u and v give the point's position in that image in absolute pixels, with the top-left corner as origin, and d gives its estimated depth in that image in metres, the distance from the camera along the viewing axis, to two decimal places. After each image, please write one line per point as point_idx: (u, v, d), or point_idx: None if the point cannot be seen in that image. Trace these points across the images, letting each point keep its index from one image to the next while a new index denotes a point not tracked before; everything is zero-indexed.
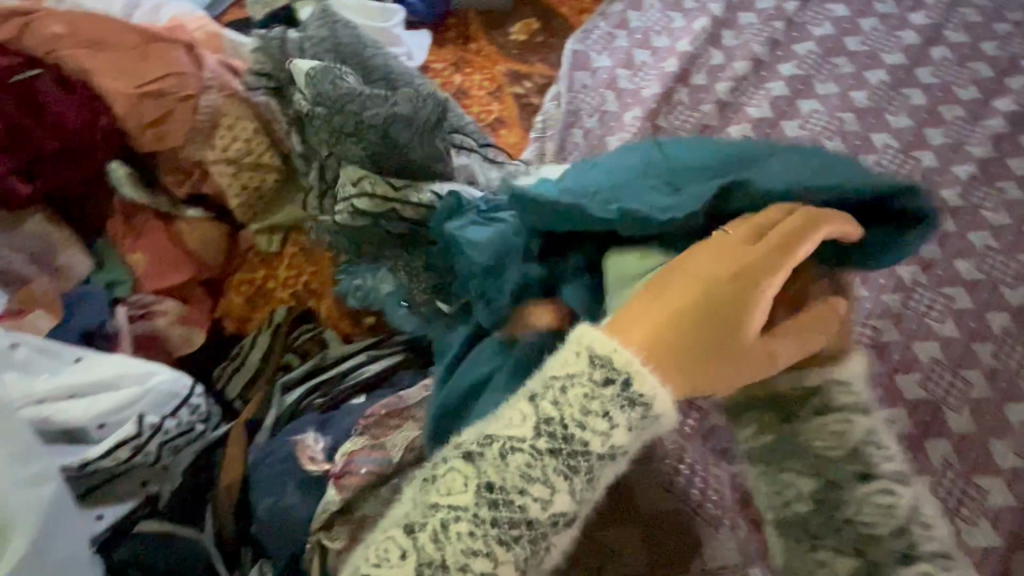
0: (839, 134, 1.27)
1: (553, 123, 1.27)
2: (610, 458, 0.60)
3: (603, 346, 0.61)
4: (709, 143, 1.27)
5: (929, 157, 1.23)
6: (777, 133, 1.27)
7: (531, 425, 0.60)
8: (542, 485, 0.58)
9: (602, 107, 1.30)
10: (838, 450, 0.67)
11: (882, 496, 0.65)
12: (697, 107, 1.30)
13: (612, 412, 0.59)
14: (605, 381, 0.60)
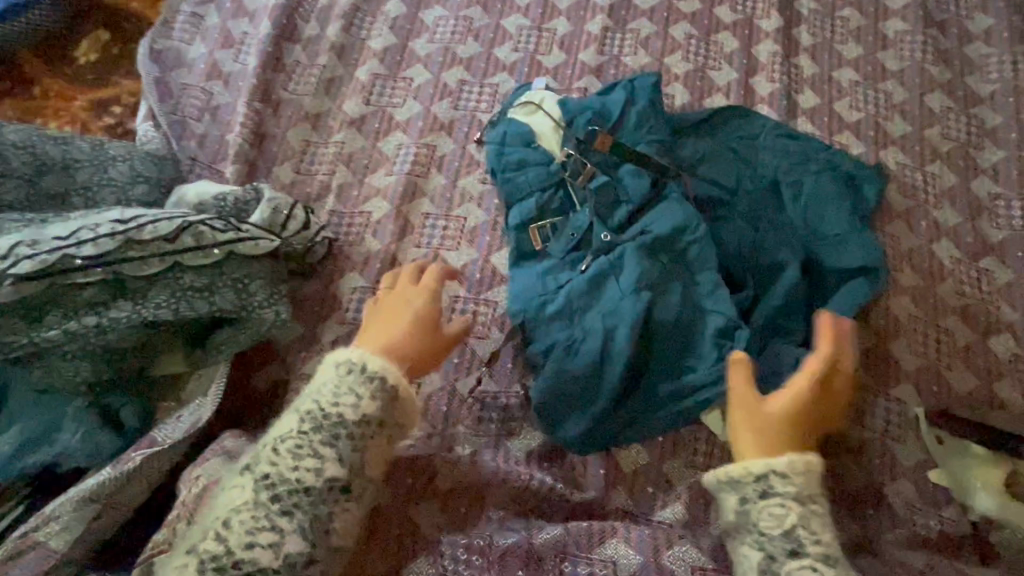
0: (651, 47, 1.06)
1: (363, 82, 1.02)
2: (369, 426, 0.62)
3: (375, 364, 0.64)
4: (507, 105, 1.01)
5: (807, 63, 1.07)
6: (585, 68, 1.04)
7: (332, 391, 0.63)
8: (328, 455, 0.60)
9: (316, 82, 1.02)
10: (749, 487, 0.57)
11: (805, 570, 0.54)
12: (534, 38, 1.07)
13: (358, 390, 0.63)
14: (345, 374, 0.63)
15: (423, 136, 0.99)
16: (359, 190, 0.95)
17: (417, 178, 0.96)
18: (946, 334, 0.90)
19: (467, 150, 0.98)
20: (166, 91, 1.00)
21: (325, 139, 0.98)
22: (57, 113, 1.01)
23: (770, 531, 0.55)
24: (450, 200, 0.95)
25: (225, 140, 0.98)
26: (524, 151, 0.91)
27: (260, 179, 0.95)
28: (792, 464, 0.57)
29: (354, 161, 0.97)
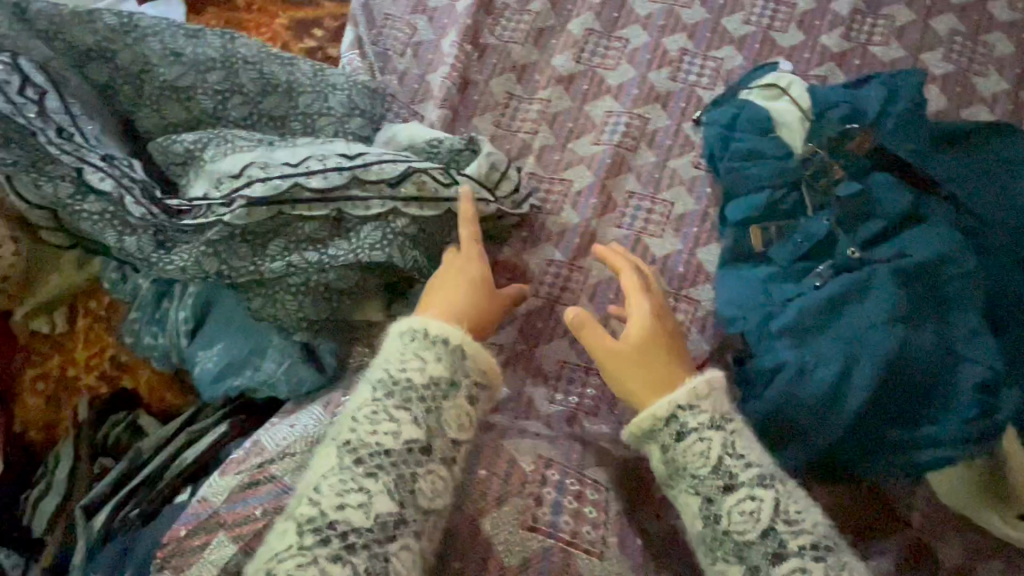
0: (903, 39, 0.92)
1: (575, 37, 0.94)
2: (439, 385, 0.56)
3: (453, 335, 0.58)
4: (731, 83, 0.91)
5: None
6: (824, 53, 0.92)
7: (399, 355, 0.57)
8: (402, 417, 0.54)
9: (524, 29, 0.94)
10: (665, 435, 0.58)
11: (743, 500, 0.54)
12: (770, 11, 0.94)
13: (422, 354, 0.57)
14: (409, 339, 0.58)
15: (636, 106, 0.90)
16: (561, 155, 0.88)
17: (626, 152, 0.88)
18: None
19: (682, 128, 0.89)
20: (371, 19, 0.95)
21: (529, 94, 0.91)
22: (258, 28, 0.98)
23: (703, 472, 0.56)
24: (658, 181, 0.87)
25: (427, 80, 0.92)
26: (759, 140, 0.81)
27: (460, 128, 0.90)
28: (692, 392, 0.58)
29: (558, 122, 0.90)
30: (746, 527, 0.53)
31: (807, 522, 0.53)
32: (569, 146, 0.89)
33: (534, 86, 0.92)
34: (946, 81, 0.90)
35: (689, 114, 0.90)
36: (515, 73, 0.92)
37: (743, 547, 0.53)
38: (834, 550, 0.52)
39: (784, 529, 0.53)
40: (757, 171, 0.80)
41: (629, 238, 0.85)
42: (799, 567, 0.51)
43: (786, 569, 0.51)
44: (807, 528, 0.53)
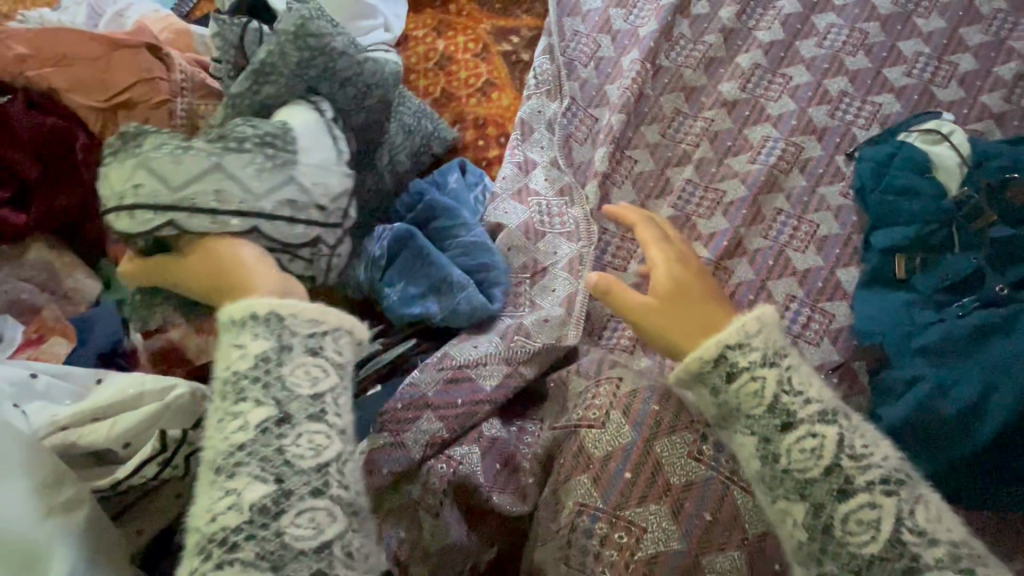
0: None
1: (743, 68, 1.05)
2: (267, 361, 0.51)
3: (262, 307, 0.53)
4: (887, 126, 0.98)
5: None
6: (983, 112, 0.98)
7: (238, 359, 0.51)
8: (248, 403, 0.50)
9: (696, 57, 1.07)
10: (722, 371, 0.57)
11: (803, 437, 0.53)
12: (932, 67, 1.02)
13: (253, 338, 0.52)
14: (249, 323, 0.52)
15: (793, 135, 0.99)
16: (718, 167, 0.99)
17: (779, 173, 0.97)
18: None
19: (835, 160, 0.98)
20: (563, 33, 1.11)
21: (695, 112, 1.03)
22: (466, 30, 1.16)
23: (763, 414, 0.55)
24: (808, 203, 0.95)
25: (605, 89, 1.06)
26: (913, 178, 0.88)
27: (630, 133, 1.02)
28: (746, 327, 0.57)
29: (719, 139, 1.01)
30: (809, 465, 0.53)
31: (878, 455, 0.53)
32: (725, 161, 0.99)
33: (699, 106, 1.03)
34: None
35: (843, 149, 0.98)
36: (683, 93, 1.04)
37: (822, 490, 0.52)
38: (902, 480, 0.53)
39: (853, 461, 0.53)
40: (909, 205, 0.87)
41: (772, 248, 0.93)
42: (871, 503, 0.51)
43: (853, 504, 0.51)
44: (878, 461, 0.53)
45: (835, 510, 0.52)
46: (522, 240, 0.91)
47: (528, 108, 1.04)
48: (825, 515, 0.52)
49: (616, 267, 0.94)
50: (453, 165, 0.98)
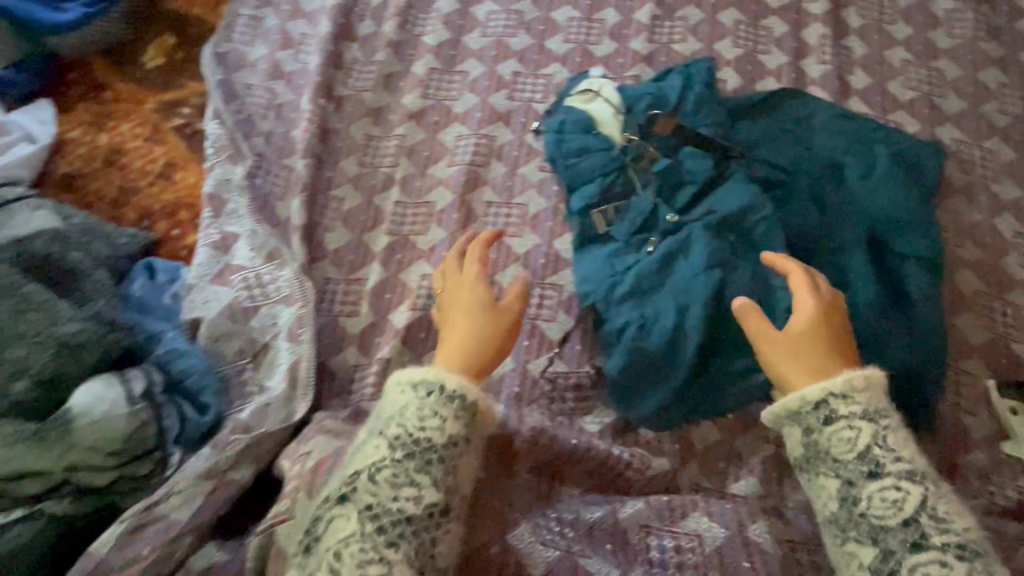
0: (697, 33, 1.08)
1: (420, 76, 1.05)
2: (455, 445, 0.62)
3: (450, 381, 0.63)
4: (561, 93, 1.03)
5: (857, 44, 1.07)
6: (634, 56, 1.06)
7: (416, 414, 0.62)
8: (422, 481, 0.59)
9: (375, 77, 1.05)
10: (814, 419, 0.61)
11: (841, 428, 0.60)
12: (584, 29, 1.09)
13: (441, 412, 0.62)
14: (426, 396, 0.63)
15: (482, 127, 1.01)
16: (422, 180, 0.98)
17: (478, 168, 0.98)
18: (1012, 307, 0.90)
19: (525, 139, 1.00)
20: (232, 91, 1.04)
21: (387, 133, 1.01)
22: (128, 116, 1.05)
23: (851, 459, 0.60)
24: (512, 187, 0.97)
25: (291, 136, 1.00)
26: (584, 138, 0.93)
27: (327, 173, 0.98)
28: (851, 383, 0.61)
29: (416, 153, 1.00)
30: (887, 512, 0.57)
31: (905, 452, 0.59)
32: (428, 172, 0.99)
33: (389, 125, 1.02)
34: (736, 61, 1.06)
35: (529, 126, 1.01)
36: (370, 118, 1.02)
37: (877, 529, 0.57)
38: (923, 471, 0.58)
39: (885, 462, 0.58)
40: (587, 164, 0.91)
41: (491, 241, 0.93)
42: (895, 486, 0.57)
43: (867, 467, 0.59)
44: (906, 458, 0.59)
45: (903, 550, 0.55)
46: (228, 325, 0.84)
47: (213, 178, 0.97)
48: (892, 557, 0.56)
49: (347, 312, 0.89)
50: (136, 273, 0.88)
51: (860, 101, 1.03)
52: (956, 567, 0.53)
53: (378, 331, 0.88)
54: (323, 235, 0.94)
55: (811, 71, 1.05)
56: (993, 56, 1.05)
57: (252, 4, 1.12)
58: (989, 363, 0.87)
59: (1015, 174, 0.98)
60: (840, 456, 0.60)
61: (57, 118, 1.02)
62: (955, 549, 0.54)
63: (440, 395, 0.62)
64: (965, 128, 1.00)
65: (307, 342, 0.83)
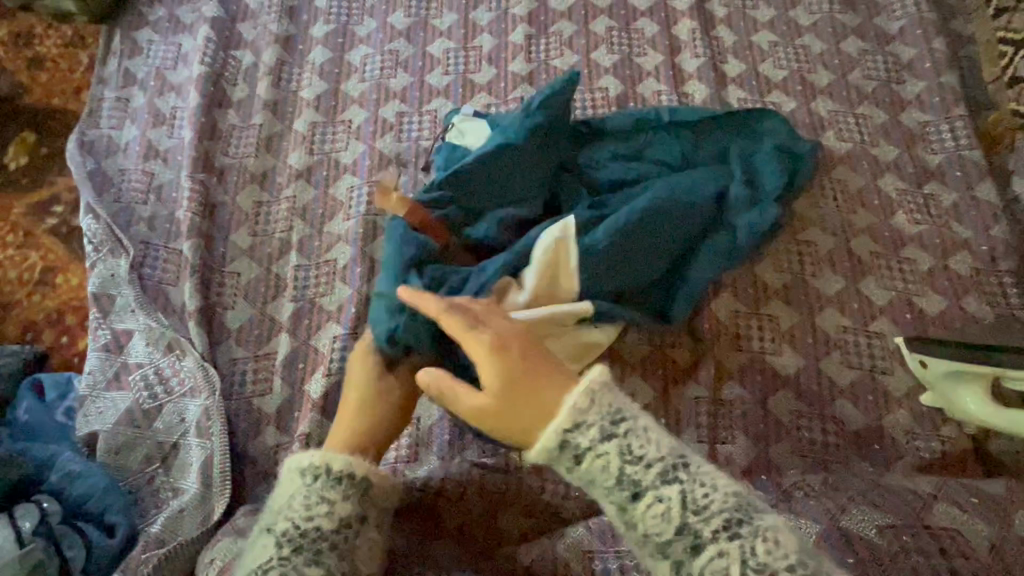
0: (574, 46, 1.09)
1: (303, 133, 1.02)
2: (350, 527, 0.52)
3: (339, 462, 0.54)
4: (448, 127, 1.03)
5: (726, 33, 1.10)
6: (515, 78, 1.06)
7: (301, 503, 0.52)
8: (314, 575, 0.48)
9: (256, 141, 1.02)
10: (619, 498, 0.47)
11: (634, 479, 0.46)
12: (462, 58, 1.08)
13: (328, 495, 0.52)
14: (313, 481, 0.53)
15: (373, 175, 0.99)
16: (320, 240, 0.95)
17: (375, 216, 0.96)
18: (908, 262, 0.93)
19: (418, 179, 0.99)
20: (105, 180, 0.98)
21: (277, 197, 0.98)
22: None
23: (668, 534, 0.45)
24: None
25: (175, 217, 0.96)
26: None
27: (219, 250, 0.94)
28: (576, 403, 0.48)
29: (309, 212, 0.97)
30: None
31: (714, 489, 0.46)
32: (325, 229, 0.96)
33: (278, 188, 0.99)
34: (615, 68, 1.07)
35: (421, 165, 1.00)
36: (257, 184, 0.99)
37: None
38: (741, 513, 0.45)
39: (700, 525, 0.45)
40: None
41: None
42: (719, 554, 0.44)
43: (672, 512, 0.45)
44: (716, 501, 0.45)
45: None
46: (128, 433, 0.78)
47: (96, 278, 0.89)
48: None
49: (258, 391, 0.84)
50: (23, 393, 0.81)
51: (737, 87, 1.06)
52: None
53: (294, 405, 0.83)
54: (223, 314, 0.89)
55: (687, 65, 1.08)
56: (851, 25, 1.10)
57: (115, 85, 1.07)
58: (896, 320, 0.90)
59: (890, 134, 1.02)
60: (627, 498, 0.47)
61: None
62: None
63: (333, 474, 0.54)
64: (837, 97, 1.04)
65: (218, 434, 0.79)
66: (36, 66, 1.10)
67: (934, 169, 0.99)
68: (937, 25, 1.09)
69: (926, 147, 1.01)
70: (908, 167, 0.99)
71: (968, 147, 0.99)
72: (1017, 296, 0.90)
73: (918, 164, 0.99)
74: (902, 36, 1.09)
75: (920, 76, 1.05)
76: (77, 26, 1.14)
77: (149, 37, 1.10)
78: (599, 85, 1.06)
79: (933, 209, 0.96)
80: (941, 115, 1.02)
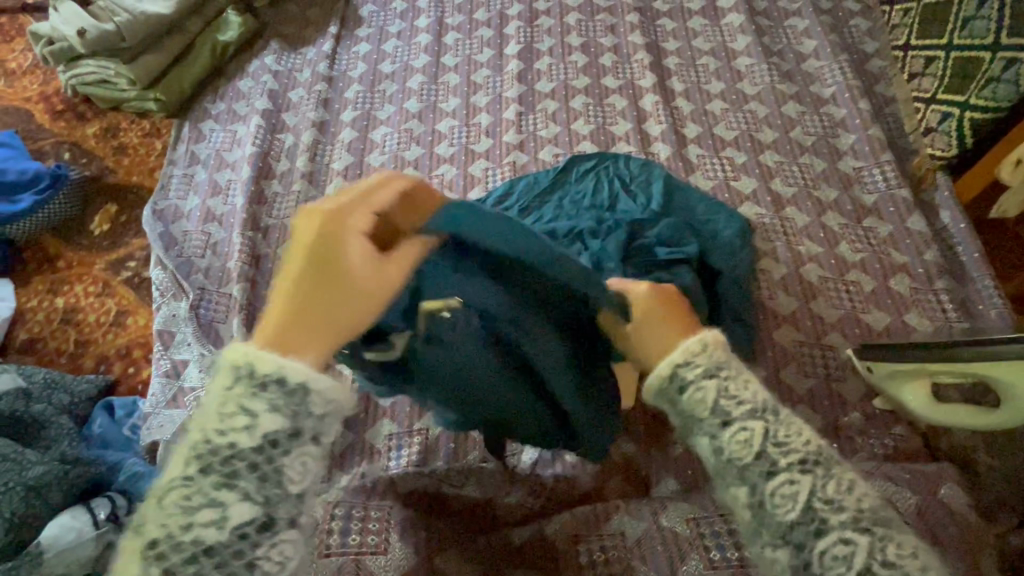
0: (557, 119, 1.31)
1: (333, 196, 1.23)
2: (281, 442, 0.39)
3: (263, 363, 0.40)
4: (454, 188, 1.23)
5: (684, 104, 1.32)
6: (509, 146, 1.28)
7: (217, 409, 0.40)
8: (227, 498, 0.37)
9: (296, 202, 1.23)
10: (709, 423, 0.49)
11: (736, 431, 0.47)
12: (464, 132, 1.31)
13: (252, 399, 0.39)
14: (237, 380, 0.40)
15: None
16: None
17: None
18: (852, 285, 1.07)
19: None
20: (171, 239, 1.19)
21: None
22: (81, 277, 1.18)
23: (704, 416, 0.49)
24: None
25: (227, 267, 1.15)
26: None
27: (263, 292, 1.12)
28: (687, 349, 0.51)
29: None
30: (786, 505, 0.44)
31: (795, 435, 0.47)
32: None
33: None
34: (591, 135, 1.28)
35: None
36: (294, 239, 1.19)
37: (785, 527, 0.44)
38: (817, 472, 0.45)
39: (770, 448, 0.46)
40: None
41: None
42: (790, 481, 0.45)
43: (775, 481, 0.45)
44: (800, 445, 0.46)
45: (812, 542, 0.43)
46: None
47: (161, 317, 1.08)
48: (804, 553, 0.43)
49: None
50: (98, 412, 0.97)
51: (696, 146, 1.25)
52: (860, 542, 0.42)
53: None
54: None
55: (652, 130, 1.28)
56: (791, 92, 1.31)
57: (182, 165, 1.31)
58: (844, 334, 1.02)
59: (830, 178, 1.19)
60: (755, 460, 0.46)
61: (17, 293, 1.15)
62: (851, 526, 0.43)
63: (256, 375, 0.39)
64: (781, 151, 1.23)
65: None
66: (121, 152, 1.36)
67: (870, 205, 1.15)
68: (863, 90, 1.29)
69: (861, 188, 1.17)
70: (846, 205, 1.15)
71: (898, 186, 1.16)
72: (953, 309, 1.02)
73: (856, 203, 1.16)
74: (833, 100, 1.29)
75: (850, 130, 1.24)
76: (154, 120, 1.41)
77: (211, 126, 1.36)
78: (579, 148, 1.26)
79: (871, 238, 1.11)
80: (872, 161, 1.19)
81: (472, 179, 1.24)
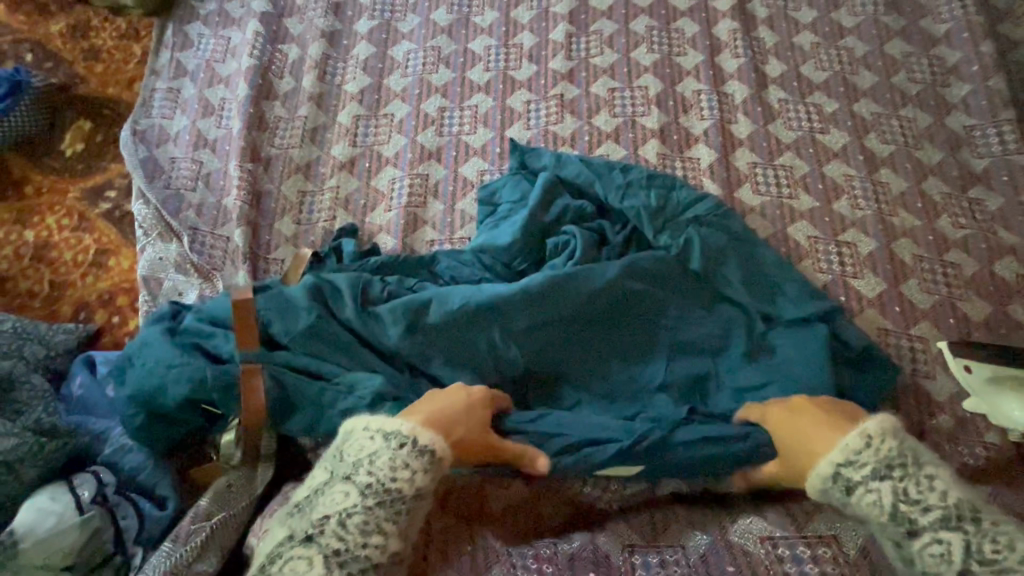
0: (615, 45, 1.10)
1: (346, 125, 1.05)
2: (422, 496, 0.57)
3: (426, 436, 0.59)
4: (490, 122, 1.04)
5: (767, 34, 1.10)
6: (556, 75, 1.07)
7: (387, 464, 0.57)
8: (391, 529, 0.55)
9: (302, 129, 1.04)
10: (850, 474, 0.60)
11: (881, 480, 0.58)
12: (502, 55, 1.10)
13: (412, 462, 0.58)
14: (399, 447, 0.58)
15: (414, 167, 1.01)
16: (362, 231, 0.97)
17: (416, 209, 0.98)
18: (952, 267, 0.92)
19: (459, 173, 1.00)
20: (156, 167, 1.01)
21: (321, 187, 1.00)
22: (52, 208, 1.02)
23: (848, 464, 0.60)
24: (452, 223, 0.97)
25: (222, 204, 0.98)
26: (513, 191, 0.94)
27: (265, 237, 0.96)
28: (847, 448, 0.61)
29: (352, 203, 0.99)
30: (939, 564, 0.54)
31: (937, 497, 0.56)
32: (365, 219, 0.98)
33: (320, 176, 1.01)
34: (653, 66, 1.08)
35: (462, 158, 1.02)
36: (301, 174, 1.01)
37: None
38: (969, 522, 0.54)
39: (919, 512, 0.56)
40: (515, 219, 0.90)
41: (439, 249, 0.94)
42: (937, 539, 0.54)
43: (923, 534, 0.55)
44: (939, 503, 0.56)
45: None
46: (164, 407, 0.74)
47: (146, 261, 0.93)
48: None
49: None
50: (77, 368, 0.82)
51: (781, 88, 1.05)
52: None
53: None
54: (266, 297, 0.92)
55: (727, 64, 1.08)
56: (896, 27, 1.09)
57: (167, 76, 1.10)
58: (938, 323, 0.88)
59: (935, 137, 1.01)
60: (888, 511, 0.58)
61: None
62: None
63: (414, 446, 0.58)
64: (880, 100, 1.04)
65: None
66: (93, 57, 1.14)
67: (980, 173, 0.98)
68: (984, 31, 1.08)
69: (971, 150, 0.99)
70: (952, 170, 0.98)
71: (1016, 152, 0.98)
72: None
73: (963, 168, 0.98)
74: (947, 39, 1.08)
75: (965, 79, 1.04)
76: (130, 19, 1.18)
77: (200, 30, 1.14)
78: (639, 83, 1.06)
79: (978, 212, 0.95)
80: (988, 118, 1.01)
81: (512, 113, 1.05)
